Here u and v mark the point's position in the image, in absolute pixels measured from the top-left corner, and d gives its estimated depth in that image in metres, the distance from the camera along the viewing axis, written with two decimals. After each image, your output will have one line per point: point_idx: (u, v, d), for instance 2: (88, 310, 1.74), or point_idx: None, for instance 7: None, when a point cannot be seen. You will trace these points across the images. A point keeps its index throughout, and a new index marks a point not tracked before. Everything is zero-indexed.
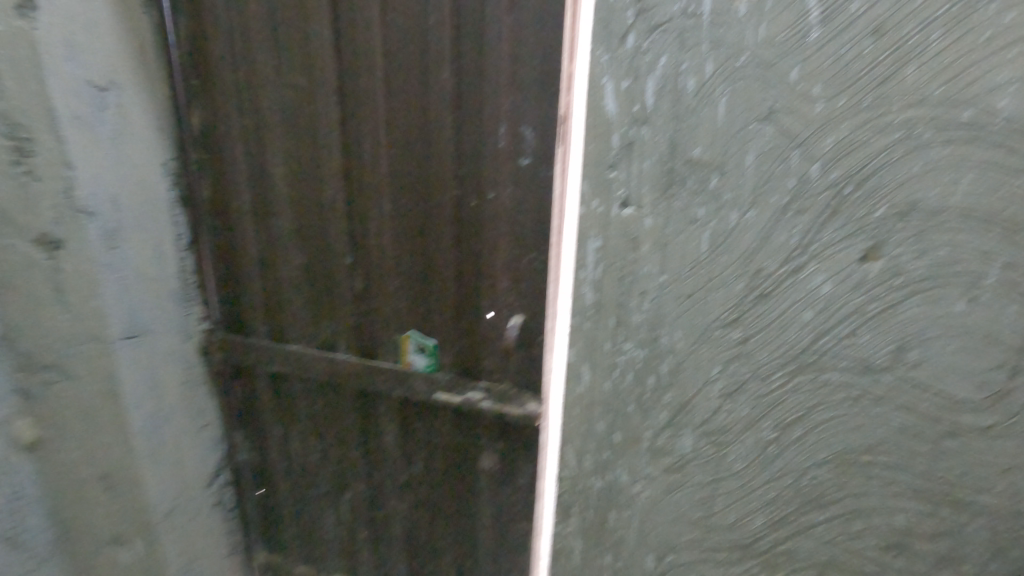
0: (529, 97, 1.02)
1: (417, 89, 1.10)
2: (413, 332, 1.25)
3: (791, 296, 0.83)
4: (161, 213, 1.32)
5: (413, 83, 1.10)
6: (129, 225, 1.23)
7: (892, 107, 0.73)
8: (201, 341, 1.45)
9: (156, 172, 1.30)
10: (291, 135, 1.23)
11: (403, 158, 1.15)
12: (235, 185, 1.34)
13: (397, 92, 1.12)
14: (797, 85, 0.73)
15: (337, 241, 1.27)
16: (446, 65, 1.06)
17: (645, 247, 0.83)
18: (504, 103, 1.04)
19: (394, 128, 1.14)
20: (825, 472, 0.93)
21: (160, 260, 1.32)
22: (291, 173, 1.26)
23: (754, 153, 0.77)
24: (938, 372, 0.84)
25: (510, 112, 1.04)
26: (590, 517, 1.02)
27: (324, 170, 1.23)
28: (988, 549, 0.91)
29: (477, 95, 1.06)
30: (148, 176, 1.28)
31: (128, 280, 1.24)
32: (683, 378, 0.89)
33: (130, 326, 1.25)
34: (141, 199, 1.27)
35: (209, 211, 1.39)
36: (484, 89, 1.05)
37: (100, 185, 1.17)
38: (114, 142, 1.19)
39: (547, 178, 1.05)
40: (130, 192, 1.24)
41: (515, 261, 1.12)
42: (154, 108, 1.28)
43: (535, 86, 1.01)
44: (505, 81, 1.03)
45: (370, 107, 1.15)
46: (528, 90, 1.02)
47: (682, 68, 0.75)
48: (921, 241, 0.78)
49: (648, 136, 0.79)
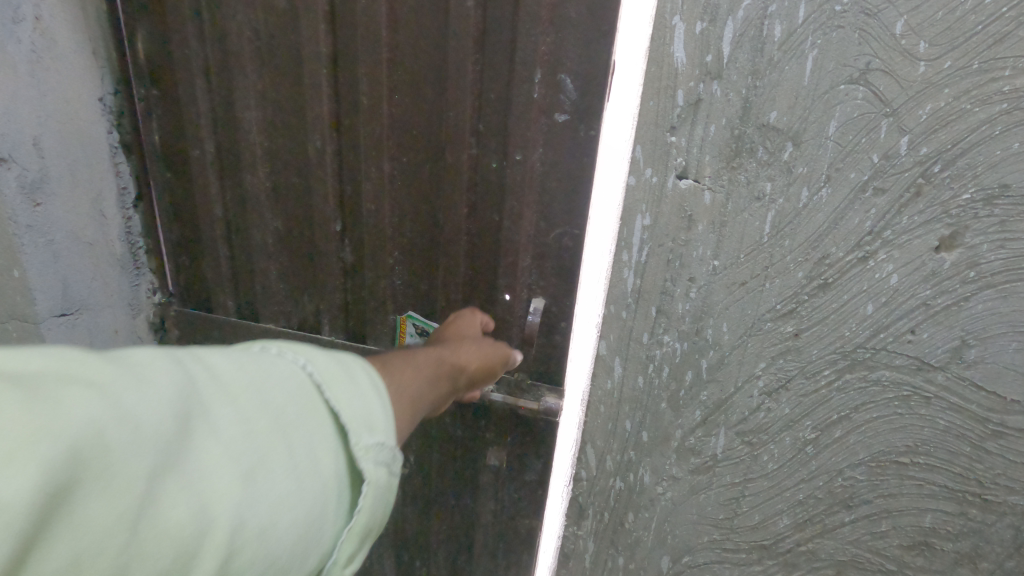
0: (577, 39, 0.87)
1: (431, 23, 0.93)
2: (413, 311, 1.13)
3: (855, 287, 0.73)
4: (99, 163, 1.12)
5: (429, 17, 0.92)
6: (56, 177, 1.04)
7: (1003, 73, 0.62)
8: (155, 315, 1.30)
9: (92, 110, 1.09)
10: (267, 71, 1.04)
11: (406, 106, 0.99)
12: (194, 130, 1.13)
13: (406, 26, 0.94)
14: (901, 40, 0.62)
15: (322, 204, 1.10)
16: None
17: (699, 227, 0.73)
18: (541, 44, 0.88)
19: (396, 68, 0.97)
20: (860, 474, 0.83)
21: (98, 219, 1.14)
22: (268, 120, 1.07)
23: (837, 121, 0.65)
24: (994, 372, 0.75)
25: (545, 54, 0.88)
26: (606, 519, 0.95)
27: (309, 119, 1.04)
28: (1008, 548, 0.83)
29: (505, 31, 0.89)
30: (81, 115, 1.07)
31: (59, 245, 1.07)
32: (725, 375, 0.80)
33: (62, 301, 1.10)
34: (74, 144, 1.07)
35: (159, 159, 1.18)
36: (516, 25, 0.88)
37: (15, 123, 0.97)
38: (33, 67, 0.98)
39: (587, 139, 0.91)
40: (59, 135, 1.04)
41: (540, 236, 0.99)
42: (86, 30, 1.06)
43: (580, 28, 0.86)
44: (544, 18, 0.86)
45: (369, 43, 0.96)
46: (571, 29, 0.86)
47: (769, 10, 0.63)
48: (1005, 232, 0.68)
49: (718, 94, 0.67)
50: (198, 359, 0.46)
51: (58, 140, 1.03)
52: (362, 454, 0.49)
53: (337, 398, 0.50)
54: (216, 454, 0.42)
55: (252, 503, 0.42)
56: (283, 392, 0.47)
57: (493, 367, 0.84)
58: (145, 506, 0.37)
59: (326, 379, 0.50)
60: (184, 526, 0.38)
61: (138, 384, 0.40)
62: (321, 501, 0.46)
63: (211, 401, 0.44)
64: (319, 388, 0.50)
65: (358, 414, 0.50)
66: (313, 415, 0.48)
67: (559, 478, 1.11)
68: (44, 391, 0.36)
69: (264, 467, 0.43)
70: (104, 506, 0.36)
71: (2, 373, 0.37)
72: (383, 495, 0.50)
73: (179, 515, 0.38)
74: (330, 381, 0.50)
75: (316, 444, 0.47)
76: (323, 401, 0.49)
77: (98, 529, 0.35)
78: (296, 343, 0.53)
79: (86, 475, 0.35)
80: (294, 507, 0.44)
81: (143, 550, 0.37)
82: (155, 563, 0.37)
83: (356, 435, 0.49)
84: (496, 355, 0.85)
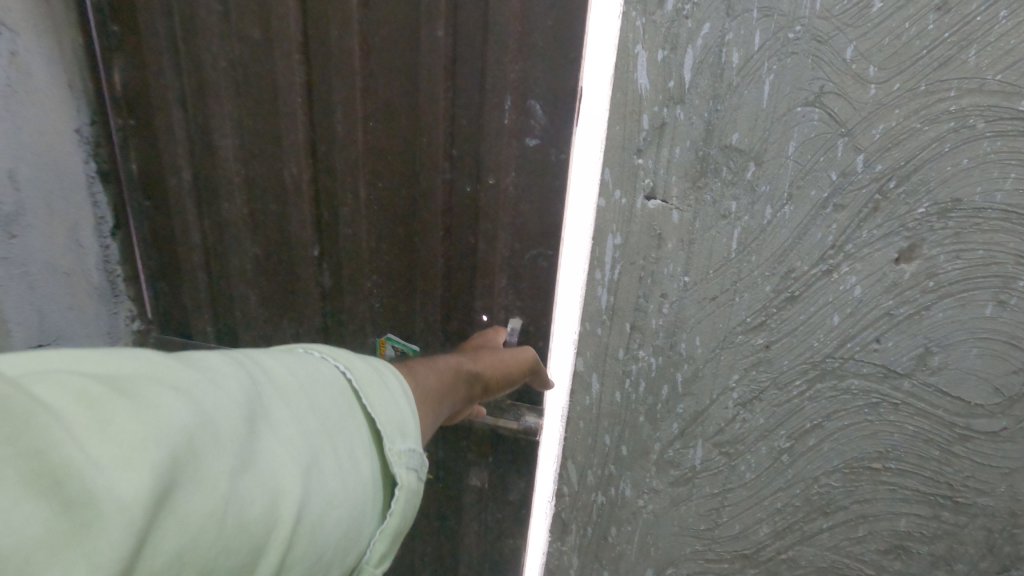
0: (546, 66, 0.89)
1: (402, 52, 0.95)
2: (396, 332, 1.14)
3: (821, 298, 0.76)
4: (77, 192, 1.13)
5: (401, 47, 0.94)
6: (32, 209, 1.06)
7: (949, 94, 0.65)
8: (133, 342, 1.31)
9: (69, 138, 1.10)
10: (244, 98, 1.05)
11: (381, 132, 1.00)
12: (172, 157, 1.14)
13: (379, 56, 0.96)
14: (851, 65, 0.65)
15: (300, 229, 1.11)
16: (440, 22, 0.91)
17: (669, 245, 0.75)
18: (511, 71, 0.90)
19: (372, 94, 0.98)
20: (835, 480, 0.85)
21: (76, 246, 1.14)
22: (243, 148, 1.08)
23: (797, 140, 0.68)
24: (957, 377, 0.77)
25: (515, 81, 0.90)
26: (589, 534, 0.96)
27: (284, 146, 1.06)
28: (980, 549, 0.86)
29: (477, 58, 0.91)
30: (58, 144, 1.08)
31: (33, 275, 1.08)
32: (700, 387, 0.82)
33: (38, 332, 1.10)
34: (49, 174, 1.08)
35: (137, 187, 1.19)
36: (485, 54, 0.90)
37: None
38: (9, 102, 1.00)
39: (558, 164, 0.93)
40: (34, 166, 1.05)
41: (514, 257, 1.01)
42: (64, 62, 1.07)
43: (549, 53, 0.88)
44: (512, 46, 0.89)
45: (343, 72, 0.98)
46: (539, 56, 0.88)
47: (727, 38, 0.65)
48: (960, 243, 0.71)
49: (682, 118, 0.69)
50: (264, 369, 0.55)
51: (34, 172, 1.05)
52: (394, 459, 0.57)
53: (373, 404, 0.59)
54: (280, 453, 0.49)
55: (310, 500, 0.49)
56: (328, 399, 0.56)
57: (513, 377, 0.91)
58: (228, 503, 0.43)
59: (362, 385, 0.59)
60: (258, 516, 0.45)
61: (217, 400, 0.48)
62: (360, 498, 0.54)
63: (278, 404, 0.53)
64: (357, 393, 0.59)
65: (392, 419, 0.59)
66: (352, 417, 0.57)
67: (543, 495, 1.12)
68: (149, 410, 0.43)
69: (317, 466, 0.51)
70: (201, 502, 0.42)
71: (112, 381, 0.44)
72: (410, 498, 0.58)
73: (257, 510, 0.45)
74: (365, 386, 0.60)
75: (359, 439, 0.57)
76: (360, 407, 0.59)
77: (196, 524, 0.41)
78: (337, 350, 0.63)
79: (183, 475, 0.42)
80: (339, 505, 0.52)
81: (230, 542, 0.43)
82: (238, 553, 0.43)
83: (389, 440, 0.57)
84: (518, 364, 0.92)
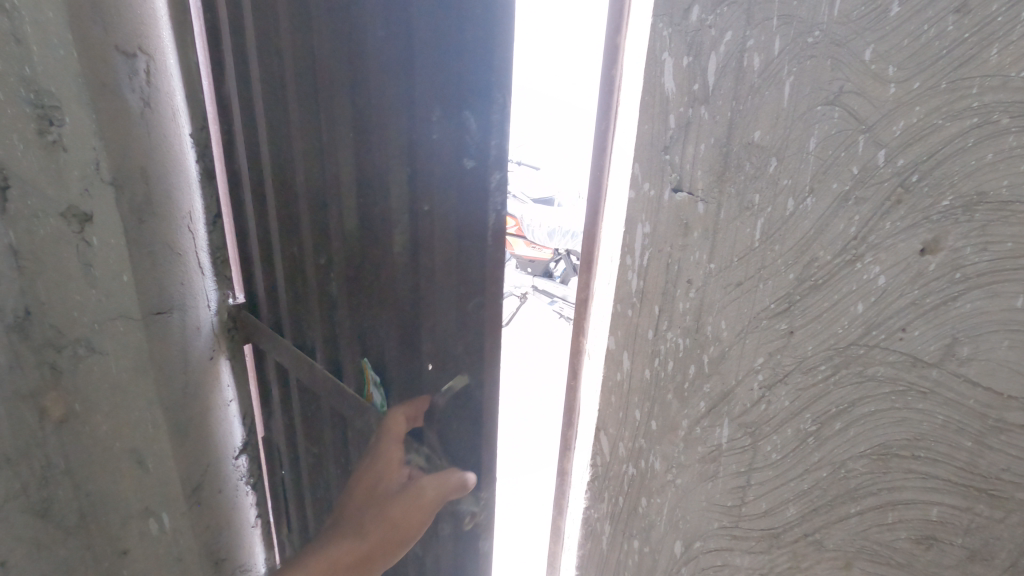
0: (473, 89, 1.01)
1: (360, 76, 1.15)
2: (409, 331, 1.25)
3: (844, 287, 0.77)
4: (184, 181, 1.41)
5: (357, 73, 1.15)
6: (156, 198, 1.33)
7: (971, 91, 0.63)
8: (229, 315, 1.61)
9: (180, 145, 1.40)
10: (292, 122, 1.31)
11: (359, 149, 1.20)
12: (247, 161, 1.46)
13: (354, 79, 1.16)
14: (870, 65, 0.68)
15: (303, 235, 1.40)
16: (382, 49, 1.09)
17: (694, 233, 0.84)
18: (431, 94, 1.05)
19: (359, 112, 1.17)
20: (863, 466, 0.82)
21: (185, 231, 1.43)
22: (275, 160, 1.38)
23: (817, 138, 0.72)
24: (988, 370, 0.70)
25: (438, 94, 1.04)
26: (622, 501, 1.07)
27: (291, 164, 1.35)
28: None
29: (405, 87, 1.08)
30: (175, 149, 1.38)
31: (155, 252, 1.33)
32: (725, 368, 0.88)
33: (157, 304, 1.35)
34: (165, 168, 1.35)
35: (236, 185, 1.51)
36: (411, 78, 1.07)
37: (127, 155, 1.25)
38: (142, 111, 1.27)
39: (491, 185, 1.05)
40: (155, 162, 1.32)
41: (444, 274, 1.16)
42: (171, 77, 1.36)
43: (468, 81, 1.01)
44: (431, 70, 1.04)
45: (334, 101, 1.20)
46: (466, 82, 1.01)
47: (748, 44, 0.73)
48: (987, 236, 0.67)
49: (706, 118, 0.79)
50: None
51: (157, 167, 1.32)
52: None
53: None
54: None
55: None
56: None
57: (410, 527, 1.11)
58: None
59: None
60: None
61: None
62: None
63: None
64: None
65: None
66: None
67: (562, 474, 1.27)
68: None
69: None
70: None
71: None
72: None
73: None
74: None
75: None
76: None
77: None
78: None
79: None
80: None
81: None
82: None
83: None
84: (411, 522, 1.11)
